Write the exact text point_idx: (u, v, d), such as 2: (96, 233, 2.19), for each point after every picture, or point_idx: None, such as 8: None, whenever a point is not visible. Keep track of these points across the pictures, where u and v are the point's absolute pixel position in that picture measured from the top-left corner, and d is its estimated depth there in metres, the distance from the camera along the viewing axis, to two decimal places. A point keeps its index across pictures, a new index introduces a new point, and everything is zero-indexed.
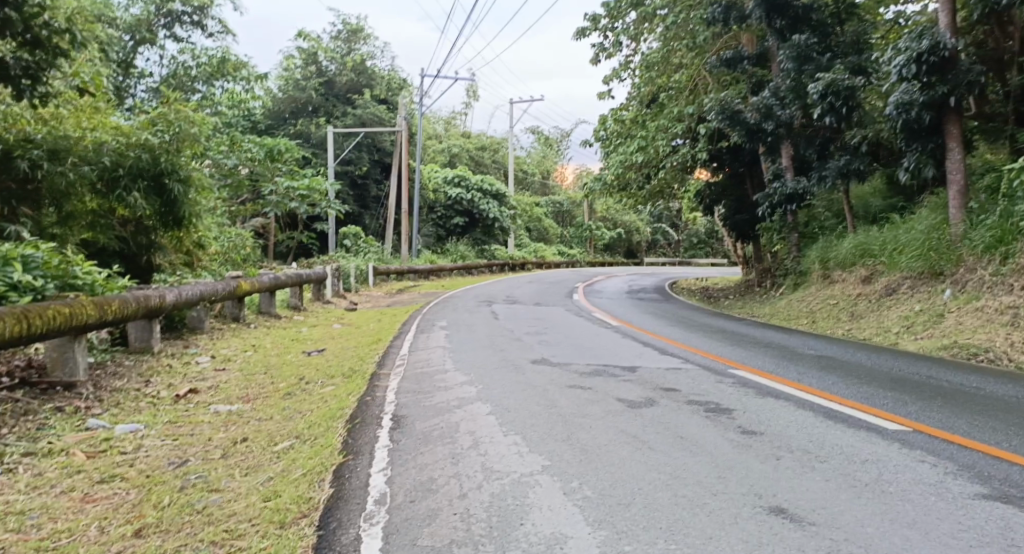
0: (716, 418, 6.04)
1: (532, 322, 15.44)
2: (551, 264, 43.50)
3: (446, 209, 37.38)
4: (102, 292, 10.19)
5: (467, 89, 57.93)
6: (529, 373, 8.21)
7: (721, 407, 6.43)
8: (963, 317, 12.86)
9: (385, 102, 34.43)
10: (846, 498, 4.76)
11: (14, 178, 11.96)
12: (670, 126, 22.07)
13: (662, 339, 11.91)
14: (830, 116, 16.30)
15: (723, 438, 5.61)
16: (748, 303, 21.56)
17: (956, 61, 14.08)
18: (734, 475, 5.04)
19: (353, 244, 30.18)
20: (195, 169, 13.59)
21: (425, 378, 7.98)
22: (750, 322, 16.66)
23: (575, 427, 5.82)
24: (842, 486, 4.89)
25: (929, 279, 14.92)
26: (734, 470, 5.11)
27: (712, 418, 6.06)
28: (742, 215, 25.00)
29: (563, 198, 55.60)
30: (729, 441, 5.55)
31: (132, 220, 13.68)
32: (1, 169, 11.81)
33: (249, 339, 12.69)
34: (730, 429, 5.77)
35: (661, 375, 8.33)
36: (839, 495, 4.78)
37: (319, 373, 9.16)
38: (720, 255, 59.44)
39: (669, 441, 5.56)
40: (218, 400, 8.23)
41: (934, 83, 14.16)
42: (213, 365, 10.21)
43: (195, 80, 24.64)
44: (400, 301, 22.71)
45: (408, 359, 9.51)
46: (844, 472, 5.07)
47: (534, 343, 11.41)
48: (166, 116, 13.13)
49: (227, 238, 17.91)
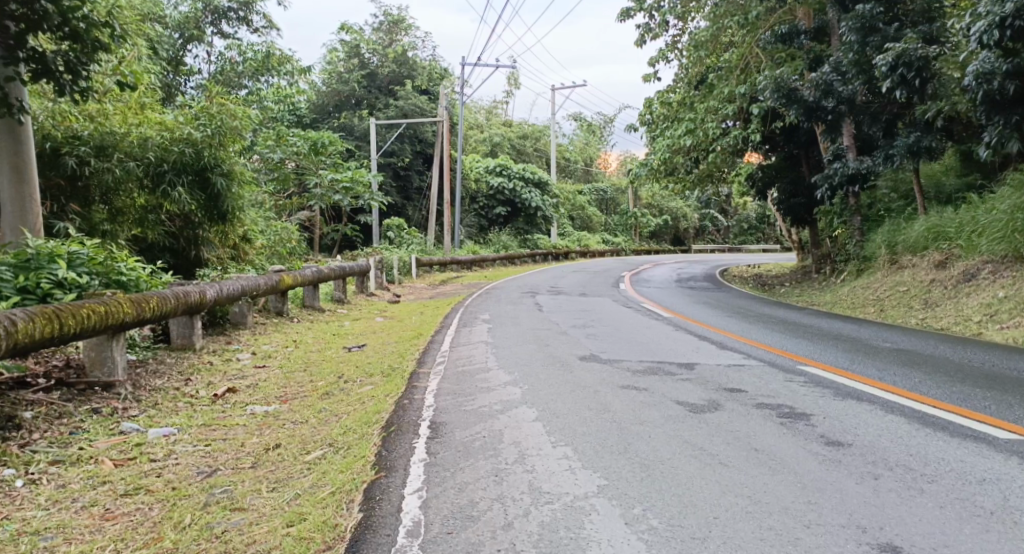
0: (796, 430, 5.50)
1: (580, 313, 14.90)
2: (596, 253, 42.82)
3: (489, 199, 36.93)
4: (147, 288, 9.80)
5: (508, 78, 57.25)
6: (579, 371, 7.69)
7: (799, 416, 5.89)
8: None
9: (427, 92, 34.04)
10: (969, 533, 4.19)
11: (63, 176, 11.41)
12: (720, 106, 21.26)
13: (720, 331, 11.33)
14: (903, 89, 15.64)
15: (806, 453, 5.07)
16: (806, 291, 20.69)
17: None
18: (826, 501, 4.49)
19: (398, 236, 29.89)
20: (238, 163, 13.30)
21: (469, 377, 7.52)
22: (811, 311, 15.88)
23: (632, 438, 5.29)
24: (961, 515, 4.35)
25: (1014, 262, 14.10)
26: (824, 494, 4.57)
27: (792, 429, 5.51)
28: (797, 200, 24.15)
29: (607, 185, 54.77)
30: (814, 458, 5.01)
31: (180, 216, 13.20)
32: (49, 165, 11.37)
33: (292, 335, 12.35)
34: (813, 443, 5.22)
35: (725, 373, 7.83)
36: (962, 528, 4.24)
37: (359, 371, 8.72)
38: (769, 240, 58.20)
39: (741, 458, 5.02)
40: (256, 399, 7.81)
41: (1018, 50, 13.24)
42: (253, 362, 9.83)
43: (242, 75, 24.25)
44: (445, 293, 22.27)
45: (450, 355, 9.04)
46: (958, 497, 4.53)
47: (583, 336, 10.89)
48: (209, 109, 12.72)
49: (273, 231, 17.52)
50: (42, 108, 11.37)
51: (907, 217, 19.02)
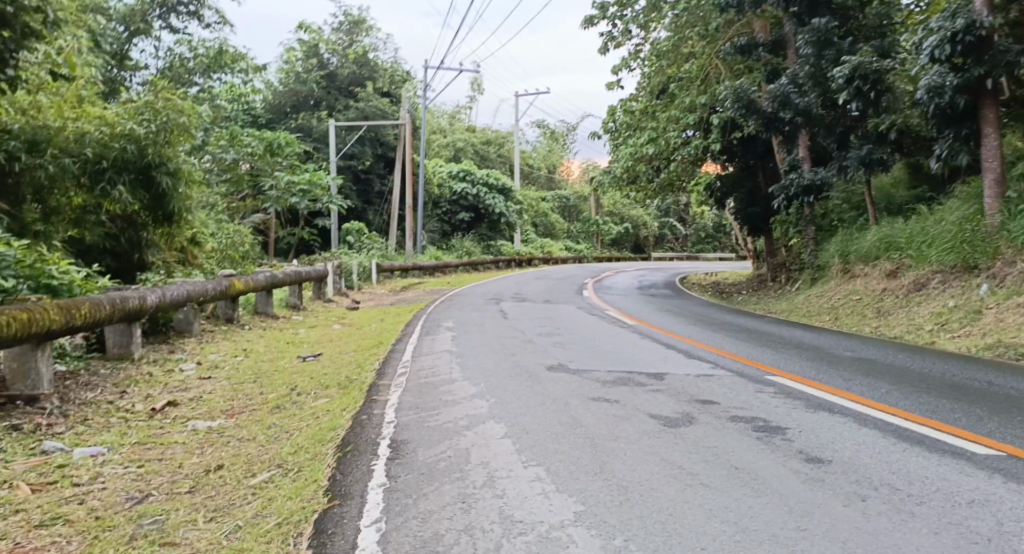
0: (777, 445, 5.21)
1: (543, 321, 14.57)
2: (558, 260, 42.63)
3: (451, 204, 36.55)
4: (81, 292, 9.62)
5: (472, 83, 57.02)
6: (546, 383, 7.29)
7: (774, 428, 5.60)
8: (1004, 314, 11.97)
9: (389, 95, 33.55)
10: None
11: None
12: (681, 116, 21.14)
13: (683, 339, 11.08)
14: (858, 101, 14.93)
15: (792, 473, 4.77)
16: (763, 299, 20.61)
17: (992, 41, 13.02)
18: (818, 527, 4.19)
19: (357, 241, 29.35)
20: (185, 161, 12.60)
21: (430, 390, 7.07)
22: (769, 320, 15.75)
23: (608, 459, 4.96)
24: (958, 542, 4.07)
25: (962, 274, 13.99)
26: (816, 520, 4.26)
27: (772, 445, 5.22)
28: (754, 209, 24.14)
29: (569, 192, 54.69)
30: (800, 479, 4.71)
31: (122, 216, 12.83)
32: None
33: (241, 342, 11.84)
34: (796, 461, 4.94)
35: (696, 382, 7.34)
36: None
37: (314, 382, 8.47)
38: (728, 249, 58.63)
39: (724, 479, 4.71)
40: (199, 414, 7.63)
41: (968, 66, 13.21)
42: (197, 374, 9.45)
43: (192, 73, 23.56)
44: (404, 299, 21.82)
45: (412, 366, 8.61)
46: (954, 521, 4.25)
47: (548, 346, 10.53)
48: (153, 104, 12.08)
49: (224, 235, 16.96)
50: None
51: (859, 226, 19.02)
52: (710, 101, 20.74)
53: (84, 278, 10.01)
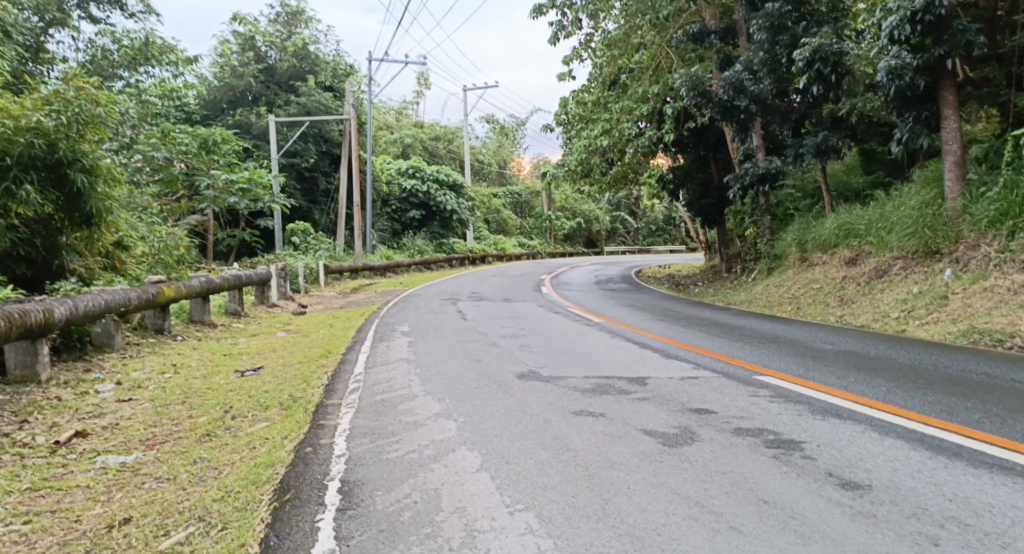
0: (804, 469, 4.63)
1: (504, 321, 13.73)
2: (511, 257, 41.86)
3: (401, 202, 35.53)
4: None
5: (419, 78, 55.87)
6: (522, 395, 6.50)
7: (794, 444, 4.98)
8: (970, 300, 11.48)
9: (332, 90, 32.38)
10: None
11: None
12: (635, 107, 20.42)
13: (653, 336, 10.39)
14: (818, 85, 14.36)
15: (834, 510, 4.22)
16: (722, 290, 20.04)
17: (950, 21, 12.41)
18: None
19: (304, 242, 28.22)
20: (102, 156, 11.59)
21: (388, 408, 6.22)
22: (732, 311, 15.22)
23: (611, 501, 4.32)
24: None
25: (924, 259, 13.44)
26: None
27: (796, 470, 4.62)
28: (708, 200, 23.74)
29: (521, 187, 53.88)
30: (846, 516, 4.18)
31: (38, 219, 11.73)
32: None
33: (170, 357, 10.82)
34: (837, 492, 4.38)
35: (683, 388, 6.55)
36: None
37: (250, 403, 7.55)
38: (678, 242, 58.52)
39: (755, 519, 4.15)
40: (112, 446, 6.70)
41: (928, 46, 12.56)
42: (116, 396, 8.46)
43: (117, 66, 21.98)
44: (355, 302, 20.82)
45: (365, 379, 7.71)
46: None
47: (514, 349, 9.71)
48: (63, 92, 11.01)
49: (155, 237, 15.52)
50: None
51: (815, 214, 18.51)
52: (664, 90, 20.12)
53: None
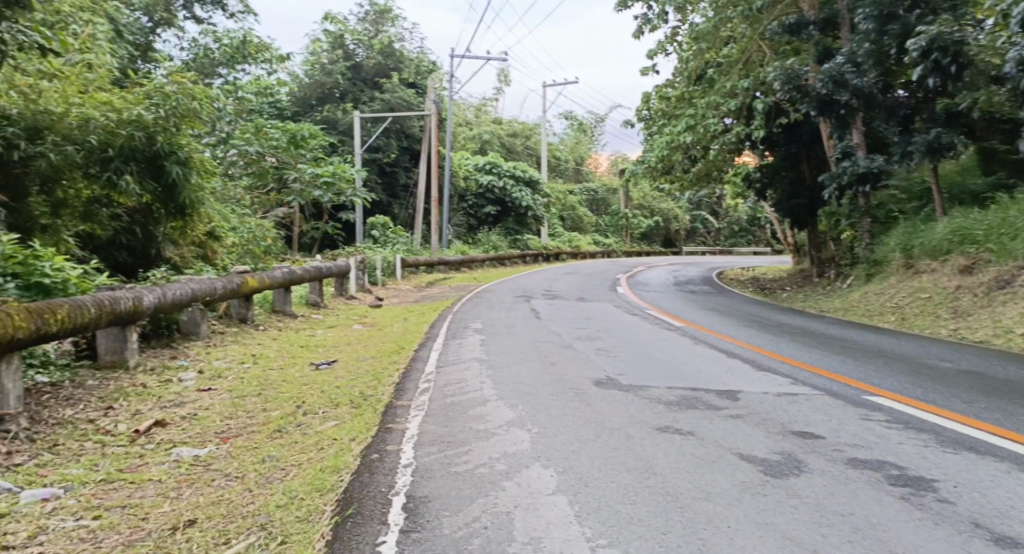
0: (939, 517, 4.11)
1: (579, 322, 13.32)
2: (587, 256, 41.34)
3: (477, 198, 35.41)
4: (76, 292, 8.65)
5: (499, 75, 55.73)
6: (599, 405, 6.11)
7: (921, 483, 4.47)
8: None
9: (414, 86, 32.42)
10: None
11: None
12: (722, 102, 19.65)
13: (743, 345, 9.87)
14: (935, 77, 13.43)
15: None
16: (811, 296, 19.20)
17: None
18: None
19: (382, 235, 28.27)
20: (195, 149, 11.88)
21: (459, 413, 5.89)
22: (827, 319, 14.43)
23: (708, 542, 3.89)
24: None
25: None
26: None
27: (923, 518, 4.10)
28: (798, 201, 22.83)
29: (598, 185, 53.25)
30: None
31: (139, 210, 12.25)
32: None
33: (252, 347, 10.73)
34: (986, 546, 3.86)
35: (785, 408, 6.09)
36: None
37: (321, 399, 7.31)
38: (760, 244, 56.92)
39: None
40: (188, 438, 6.47)
41: None
42: (197, 385, 8.33)
43: (218, 66, 22.27)
44: (431, 296, 20.67)
45: (436, 380, 7.40)
46: None
47: (592, 353, 9.30)
48: (162, 88, 11.31)
49: (246, 228, 15.95)
50: None
51: (923, 218, 17.52)
52: (755, 86, 19.35)
53: (80, 277, 9.01)
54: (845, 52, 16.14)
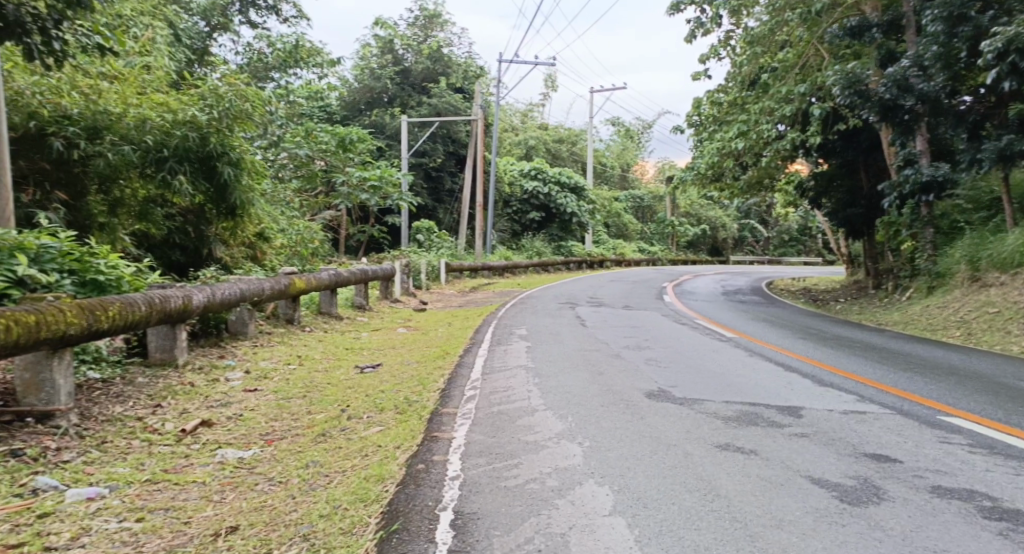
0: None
1: (626, 330, 13.06)
2: (631, 263, 40.96)
3: (522, 203, 35.24)
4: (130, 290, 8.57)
5: (545, 80, 55.53)
6: (653, 419, 5.86)
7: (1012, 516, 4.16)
8: None
9: (462, 91, 32.37)
10: None
11: (48, 158, 10.18)
12: (777, 107, 19.16)
13: (802, 359, 9.53)
14: (1012, 79, 12.94)
15: None
16: (867, 308, 18.68)
17: None
18: None
19: (427, 239, 28.26)
20: (247, 150, 11.79)
21: (506, 423, 5.67)
22: (886, 333, 13.96)
23: None
24: None
25: None
26: None
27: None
28: (853, 210, 22.30)
29: (643, 192, 52.76)
30: None
31: (192, 209, 12.32)
32: (35, 147, 10.11)
33: (300, 348, 10.67)
34: None
35: (856, 430, 5.79)
36: None
37: (365, 402, 7.16)
38: (809, 254, 55.82)
39: None
40: (233, 439, 6.32)
41: None
42: (243, 385, 8.24)
43: (270, 68, 22.42)
44: (476, 301, 20.53)
45: (482, 387, 7.19)
46: None
47: (641, 363, 9.02)
48: (217, 89, 11.23)
49: (293, 230, 15.73)
50: (26, 83, 9.87)
51: (992, 230, 16.97)
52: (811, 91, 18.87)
53: (134, 274, 8.93)
54: (910, 56, 15.75)
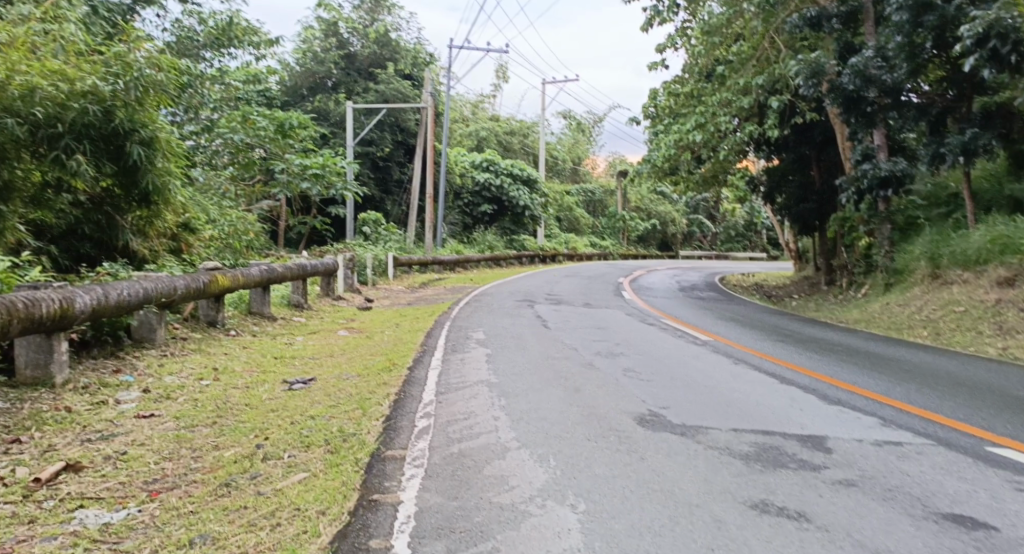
0: None
1: (594, 334, 11.71)
2: (584, 257, 39.93)
3: (473, 196, 33.86)
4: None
5: (499, 69, 54.14)
6: (656, 456, 4.59)
7: None
8: None
9: (410, 78, 30.84)
10: None
11: None
12: (734, 98, 18.18)
13: (794, 368, 8.11)
14: (992, 68, 11.42)
15: None
16: (824, 305, 17.85)
17: None
18: None
19: (373, 232, 26.75)
20: (163, 127, 10.17)
21: (465, 477, 4.34)
22: (860, 333, 12.96)
23: None
24: None
25: None
26: None
27: None
28: (807, 205, 21.56)
29: (596, 186, 51.81)
30: None
31: (99, 194, 10.72)
32: None
33: (215, 358, 9.16)
34: None
35: (908, 472, 4.48)
36: None
37: (286, 436, 5.85)
38: (759, 249, 55.35)
39: None
40: (100, 498, 5.08)
41: None
42: (137, 410, 6.95)
43: (201, 48, 18.65)
44: (424, 297, 19.18)
45: (436, 416, 5.81)
46: None
47: (619, 377, 7.66)
48: (124, 56, 9.71)
49: (227, 221, 14.35)
50: None
51: (953, 226, 16.04)
52: (770, 82, 17.86)
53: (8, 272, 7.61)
54: (874, 45, 14.51)
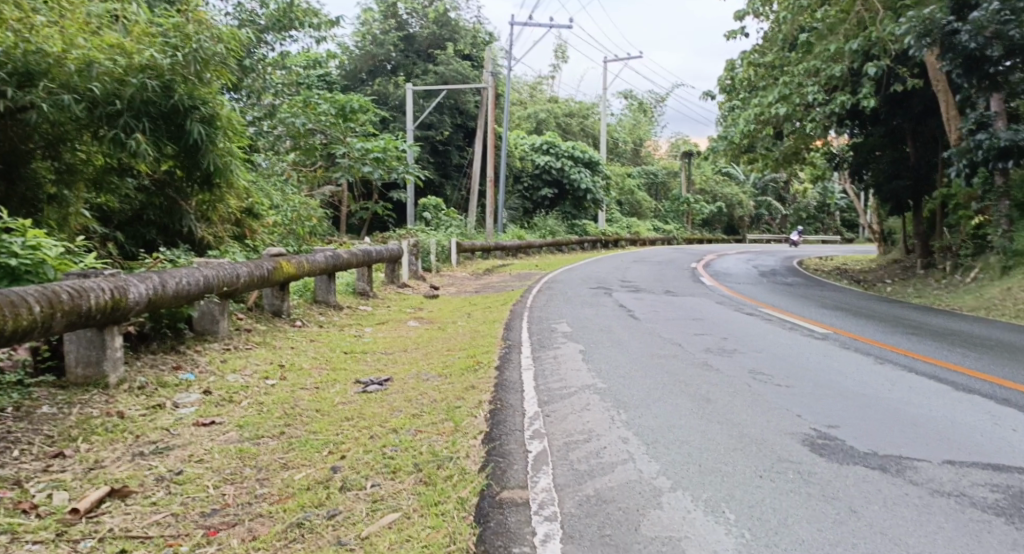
0: None
1: (692, 325, 10.52)
2: (647, 243, 38.51)
3: (534, 179, 32.68)
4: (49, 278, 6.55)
5: (557, 50, 52.67)
6: (871, 513, 3.76)
7: None
8: None
9: (470, 59, 29.77)
10: None
11: None
12: (823, 67, 16.66)
13: (958, 371, 6.85)
14: None
15: None
16: (926, 290, 16.29)
17: None
18: None
19: (435, 217, 25.85)
20: (225, 105, 9.12)
21: (622, 543, 3.59)
22: (992, 322, 11.54)
23: None
24: None
25: None
26: None
27: None
28: (901, 182, 19.71)
29: (659, 168, 50.11)
30: None
31: (161, 177, 9.89)
32: None
33: (281, 352, 8.23)
34: None
35: None
36: None
37: (367, 454, 4.81)
38: (829, 232, 53.12)
39: None
40: (144, 537, 4.12)
41: None
42: (197, 415, 6.01)
43: (264, 32, 17.27)
44: (491, 285, 18.19)
45: (554, 437, 4.79)
46: None
47: (748, 380, 6.49)
48: (182, 25, 8.74)
49: (289, 206, 13.55)
50: None
51: None
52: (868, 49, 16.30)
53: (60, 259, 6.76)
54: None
